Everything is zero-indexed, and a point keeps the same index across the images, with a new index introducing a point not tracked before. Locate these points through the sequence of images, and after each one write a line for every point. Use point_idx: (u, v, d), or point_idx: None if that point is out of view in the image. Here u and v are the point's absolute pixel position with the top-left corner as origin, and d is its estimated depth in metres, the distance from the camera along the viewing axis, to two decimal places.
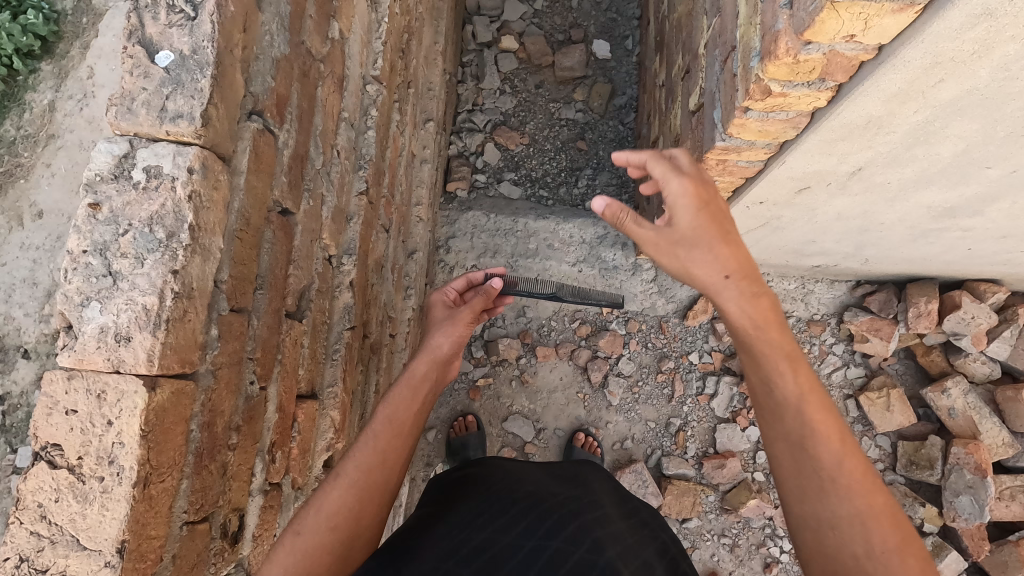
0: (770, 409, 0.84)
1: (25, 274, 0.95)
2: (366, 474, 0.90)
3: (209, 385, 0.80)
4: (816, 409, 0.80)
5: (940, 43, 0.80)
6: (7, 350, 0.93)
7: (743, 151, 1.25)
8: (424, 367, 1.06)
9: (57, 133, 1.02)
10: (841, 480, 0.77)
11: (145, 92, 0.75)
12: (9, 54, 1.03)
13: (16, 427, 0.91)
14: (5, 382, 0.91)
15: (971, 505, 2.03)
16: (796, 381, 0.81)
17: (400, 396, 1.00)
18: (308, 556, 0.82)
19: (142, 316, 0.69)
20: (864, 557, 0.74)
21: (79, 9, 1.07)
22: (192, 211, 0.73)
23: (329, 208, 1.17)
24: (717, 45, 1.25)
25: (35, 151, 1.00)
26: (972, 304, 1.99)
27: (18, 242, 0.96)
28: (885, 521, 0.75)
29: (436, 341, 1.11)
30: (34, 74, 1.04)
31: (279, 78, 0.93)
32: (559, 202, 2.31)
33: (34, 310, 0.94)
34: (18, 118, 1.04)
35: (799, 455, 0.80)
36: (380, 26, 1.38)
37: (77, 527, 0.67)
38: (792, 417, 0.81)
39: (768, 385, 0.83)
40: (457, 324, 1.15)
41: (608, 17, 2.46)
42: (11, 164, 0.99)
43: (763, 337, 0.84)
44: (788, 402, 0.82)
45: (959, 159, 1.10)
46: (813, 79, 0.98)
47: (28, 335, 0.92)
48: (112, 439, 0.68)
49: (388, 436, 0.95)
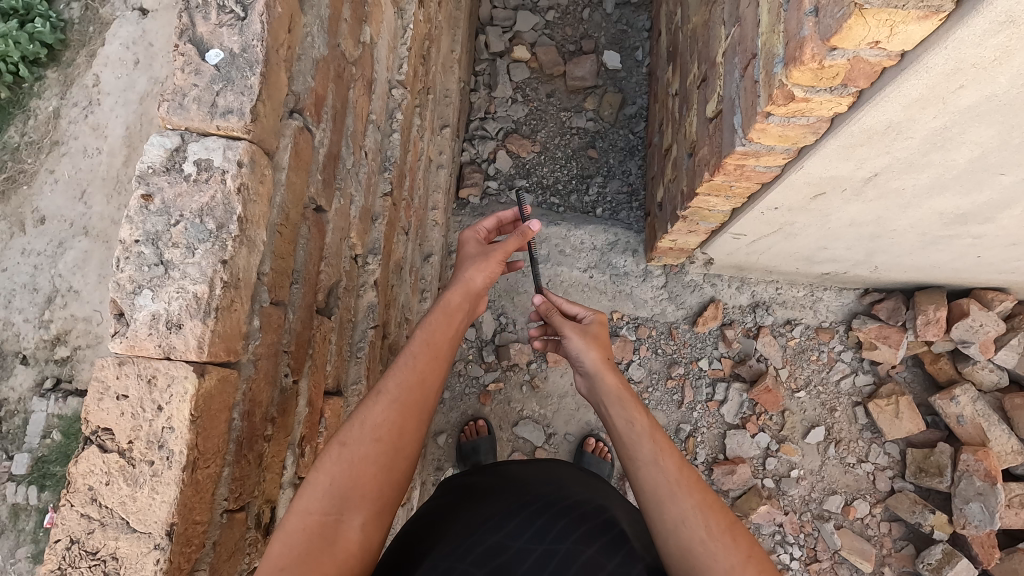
0: (625, 443, 1.02)
1: (27, 280, 1.24)
2: (407, 390, 0.92)
3: (249, 375, 0.82)
4: (657, 436, 1.01)
5: (963, 49, 0.83)
6: (10, 357, 1.24)
7: (761, 156, 1.28)
8: (458, 298, 1.07)
9: (61, 141, 1.29)
10: (681, 484, 0.94)
11: (196, 89, 0.78)
12: (18, 63, 1.33)
13: (12, 432, 1.22)
14: (6, 388, 1.22)
15: (980, 512, 2.04)
16: (639, 414, 1.05)
17: (436, 321, 1.01)
18: (354, 466, 0.84)
19: (193, 303, 0.71)
20: (707, 539, 0.88)
21: (85, 20, 1.37)
22: (241, 203, 0.75)
23: (357, 207, 1.19)
24: (736, 53, 1.29)
25: (39, 158, 1.30)
26: (979, 313, 2.01)
27: (19, 248, 1.25)
28: (719, 517, 0.90)
29: (469, 275, 1.11)
30: (40, 81, 1.34)
31: (318, 79, 0.96)
32: (570, 209, 2.34)
33: (34, 316, 1.22)
34: (22, 125, 1.33)
35: (649, 471, 0.96)
36: (405, 32, 1.40)
37: (127, 510, 0.69)
38: (641, 445, 1.00)
39: (624, 422, 1.05)
40: (490, 259, 1.15)
41: (619, 28, 2.51)
42: (16, 170, 1.28)
43: (621, 390, 1.11)
44: (637, 434, 1.02)
45: (975, 165, 1.13)
46: (835, 85, 1.01)
47: (28, 342, 1.22)
48: (162, 424, 0.70)
49: (427, 356, 0.96)
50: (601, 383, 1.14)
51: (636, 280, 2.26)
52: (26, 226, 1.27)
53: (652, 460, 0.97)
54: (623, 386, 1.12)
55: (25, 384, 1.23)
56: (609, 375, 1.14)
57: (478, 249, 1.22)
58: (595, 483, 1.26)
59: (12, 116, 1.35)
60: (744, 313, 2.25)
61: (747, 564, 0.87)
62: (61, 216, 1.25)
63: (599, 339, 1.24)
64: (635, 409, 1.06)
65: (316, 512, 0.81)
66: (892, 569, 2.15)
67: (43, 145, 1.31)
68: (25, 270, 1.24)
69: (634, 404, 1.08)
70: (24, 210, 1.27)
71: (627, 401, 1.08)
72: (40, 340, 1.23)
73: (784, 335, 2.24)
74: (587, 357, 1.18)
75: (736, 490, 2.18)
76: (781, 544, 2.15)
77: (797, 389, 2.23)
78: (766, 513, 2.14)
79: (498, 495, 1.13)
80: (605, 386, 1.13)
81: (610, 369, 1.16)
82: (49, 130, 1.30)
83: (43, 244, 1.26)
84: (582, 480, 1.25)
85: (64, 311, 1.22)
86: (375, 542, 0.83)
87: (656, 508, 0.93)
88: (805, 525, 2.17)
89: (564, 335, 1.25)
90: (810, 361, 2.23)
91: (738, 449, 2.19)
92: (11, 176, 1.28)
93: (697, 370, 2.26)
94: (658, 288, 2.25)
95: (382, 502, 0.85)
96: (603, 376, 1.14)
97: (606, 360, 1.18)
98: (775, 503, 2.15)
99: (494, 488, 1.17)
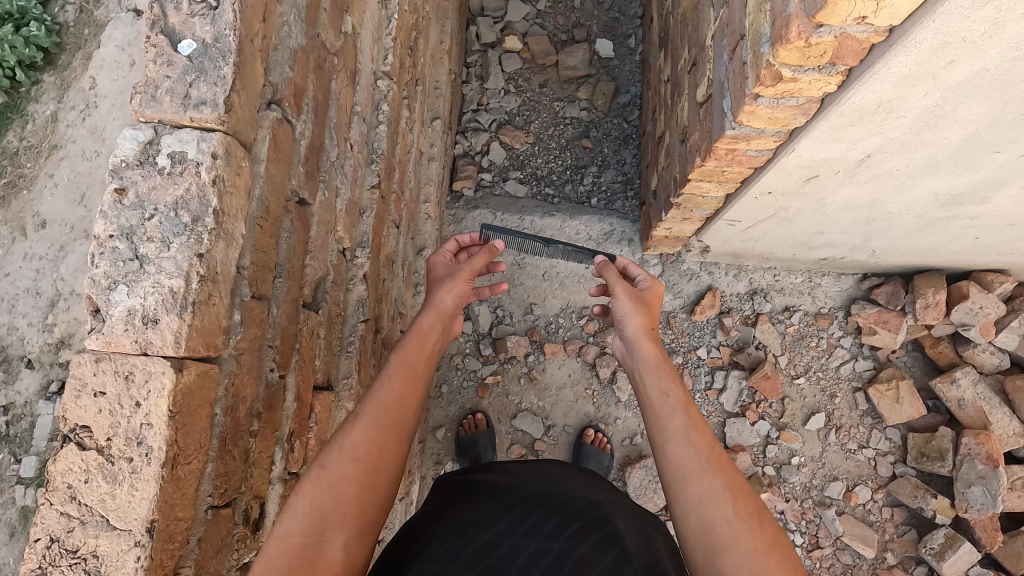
0: (656, 416, 1.02)
1: (28, 284, 1.05)
2: (385, 410, 0.91)
3: (232, 370, 0.81)
4: (690, 411, 1.01)
5: (951, 23, 0.81)
6: (11, 361, 1.02)
7: (752, 140, 1.26)
8: (430, 319, 1.06)
9: (59, 144, 1.11)
10: (710, 462, 0.94)
11: (169, 80, 0.77)
12: (13, 67, 1.13)
13: (19, 436, 1.00)
14: (10, 392, 1.00)
15: (983, 495, 2.03)
16: (676, 386, 1.05)
17: (411, 343, 1.01)
18: (333, 486, 0.83)
19: (169, 298, 0.70)
20: (734, 520, 0.88)
21: (81, 22, 1.17)
22: (216, 195, 0.74)
23: (344, 200, 1.18)
24: (725, 35, 1.27)
25: (38, 162, 1.10)
26: (979, 295, 1.99)
27: (21, 253, 1.05)
28: (745, 502, 0.90)
29: (439, 296, 1.11)
30: (36, 85, 1.14)
31: (296, 70, 0.94)
32: (565, 199, 2.32)
33: (38, 320, 1.03)
34: (20, 129, 1.13)
35: (682, 443, 0.97)
36: (390, 22, 1.39)
37: (106, 508, 0.69)
38: (673, 419, 1.00)
39: (662, 393, 1.04)
40: (458, 279, 1.13)
41: (611, 16, 2.48)
42: (15, 174, 1.08)
43: (659, 360, 1.10)
44: (667, 407, 1.02)
45: (968, 143, 1.11)
46: (823, 63, 0.99)
47: (31, 347, 1.02)
48: (140, 420, 0.69)
49: (403, 379, 0.95)
50: (639, 349, 1.14)
51: None
52: (29, 231, 1.08)
53: (683, 434, 0.98)
54: (660, 356, 1.12)
55: (31, 389, 1.02)
56: (648, 343, 1.14)
57: (446, 270, 1.25)
58: (591, 480, 1.24)
59: (8, 123, 1.14)
60: (742, 300, 2.24)
61: (773, 548, 0.86)
62: (60, 220, 1.07)
63: (649, 304, 1.23)
64: (671, 379, 1.06)
65: (297, 534, 0.79)
66: (895, 554, 2.15)
67: (43, 149, 1.11)
68: (26, 274, 1.04)
69: (671, 376, 1.08)
70: (24, 216, 1.08)
71: (663, 372, 1.08)
72: (46, 343, 1.03)
73: (782, 322, 2.23)
74: (630, 322, 1.17)
75: None
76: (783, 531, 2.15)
77: (796, 376, 2.22)
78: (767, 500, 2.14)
79: (491, 493, 1.12)
80: (645, 356, 1.12)
81: (651, 338, 1.15)
82: (46, 134, 1.11)
83: (45, 248, 1.07)
84: (579, 478, 1.23)
85: (67, 314, 1.03)
86: (359, 562, 0.81)
87: (679, 484, 0.93)
88: (806, 512, 2.17)
89: (614, 292, 1.23)
90: (810, 347, 2.22)
91: (737, 437, 2.19)
92: (9, 182, 1.08)
93: (695, 359, 2.24)
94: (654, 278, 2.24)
95: (365, 521, 0.84)
96: (646, 347, 1.13)
97: (648, 327, 1.18)
98: (775, 490, 2.15)
99: (488, 486, 1.15)
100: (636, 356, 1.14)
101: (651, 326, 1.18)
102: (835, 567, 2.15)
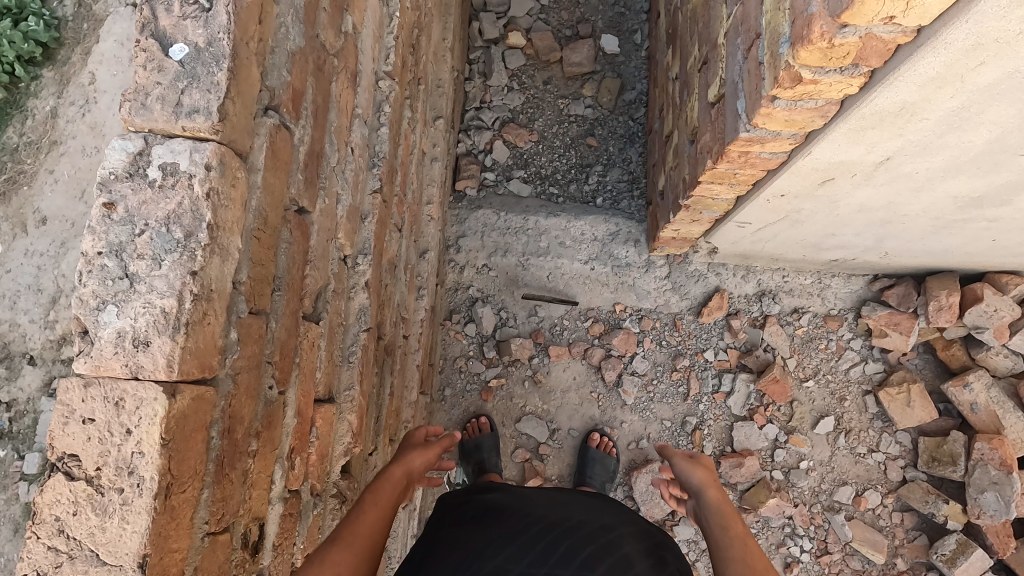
0: (717, 553, 1.08)
1: (30, 282, 0.90)
2: (354, 550, 0.90)
3: (229, 391, 0.77)
4: (750, 543, 1.08)
5: (986, 23, 0.76)
6: (14, 358, 0.89)
7: (767, 142, 1.22)
8: (399, 472, 1.10)
9: (60, 139, 0.95)
10: None
11: (160, 87, 0.73)
12: (10, 61, 0.96)
13: (23, 433, 0.87)
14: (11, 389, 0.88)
15: (995, 501, 2.00)
16: (738, 525, 1.13)
17: (383, 486, 1.04)
18: None
19: (160, 319, 0.67)
20: None
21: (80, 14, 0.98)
22: (210, 209, 0.71)
23: (344, 206, 1.14)
24: (739, 33, 1.22)
25: (38, 158, 0.94)
26: (993, 297, 1.95)
27: (21, 250, 0.90)
28: None
29: (409, 457, 1.16)
30: (35, 81, 0.97)
31: (294, 73, 0.90)
32: (570, 199, 2.28)
33: (40, 317, 0.89)
34: (19, 124, 0.96)
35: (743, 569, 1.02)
36: (391, 20, 1.35)
37: (96, 542, 0.66)
38: (735, 549, 1.07)
39: (723, 529, 1.13)
40: (429, 447, 1.21)
41: (616, 11, 2.43)
42: (13, 171, 0.93)
43: (722, 504, 1.21)
44: (729, 540, 1.09)
45: (993, 146, 1.06)
46: (846, 64, 0.94)
47: (33, 343, 0.88)
48: (131, 449, 0.66)
49: (377, 512, 0.98)
50: (704, 496, 1.24)
51: (638, 270, 2.20)
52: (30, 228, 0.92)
53: (742, 559, 1.04)
54: (725, 502, 1.22)
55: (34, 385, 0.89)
56: (712, 491, 1.25)
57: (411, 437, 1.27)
58: (599, 503, 1.18)
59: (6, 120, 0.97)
60: (750, 302, 2.20)
61: None
62: (59, 216, 0.92)
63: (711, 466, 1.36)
64: (735, 520, 1.15)
65: None
66: (905, 560, 2.12)
67: (42, 144, 0.95)
68: (27, 272, 0.89)
69: (735, 518, 1.16)
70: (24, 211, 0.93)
71: (727, 513, 1.17)
72: (48, 340, 0.89)
73: (791, 324, 2.19)
74: (694, 475, 1.31)
75: (744, 483, 2.15)
76: (792, 536, 2.13)
77: (805, 379, 2.18)
78: (775, 506, 2.11)
79: (497, 517, 1.07)
80: (708, 500, 1.23)
81: (714, 489, 1.26)
82: (46, 129, 0.95)
83: (46, 245, 0.91)
84: (587, 502, 1.17)
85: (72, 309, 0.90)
86: None
87: None
88: (815, 517, 2.14)
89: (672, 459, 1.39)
90: (819, 350, 2.18)
91: (745, 441, 2.16)
92: (6, 179, 0.93)
93: (702, 362, 2.20)
94: (661, 279, 2.20)
95: None
96: (710, 493, 1.24)
97: (712, 479, 1.29)
98: (784, 495, 2.12)
99: (493, 510, 1.10)
100: (699, 502, 1.24)
101: (714, 478, 1.30)
102: (843, 572, 2.13)
